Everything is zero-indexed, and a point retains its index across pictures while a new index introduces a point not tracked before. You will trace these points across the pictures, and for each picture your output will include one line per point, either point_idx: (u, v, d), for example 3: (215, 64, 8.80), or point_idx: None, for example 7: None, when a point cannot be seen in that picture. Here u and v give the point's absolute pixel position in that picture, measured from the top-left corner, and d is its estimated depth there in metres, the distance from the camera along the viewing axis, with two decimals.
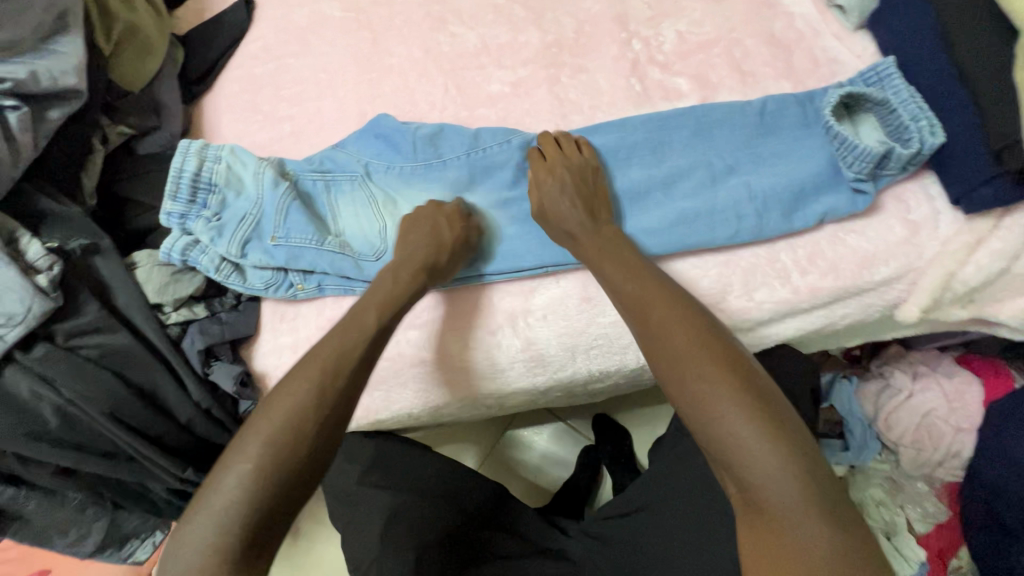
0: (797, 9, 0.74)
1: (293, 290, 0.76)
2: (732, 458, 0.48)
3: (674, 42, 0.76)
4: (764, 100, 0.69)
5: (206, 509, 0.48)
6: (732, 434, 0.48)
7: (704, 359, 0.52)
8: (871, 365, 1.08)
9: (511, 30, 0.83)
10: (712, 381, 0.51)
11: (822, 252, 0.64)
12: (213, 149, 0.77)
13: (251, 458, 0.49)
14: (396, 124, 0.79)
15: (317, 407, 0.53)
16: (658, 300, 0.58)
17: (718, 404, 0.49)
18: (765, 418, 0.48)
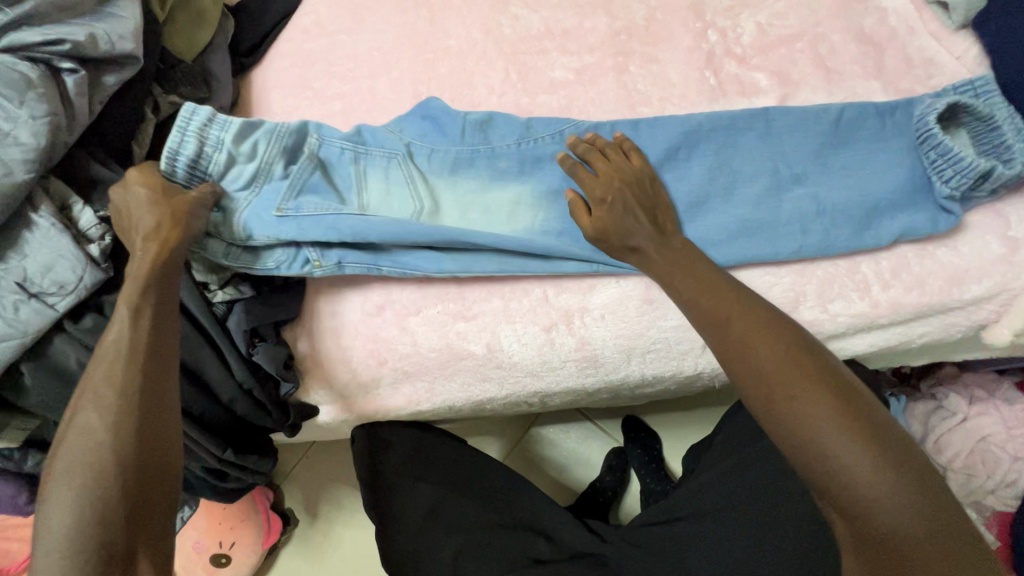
0: (890, 5, 0.69)
1: (310, 267, 0.70)
2: (839, 488, 0.46)
3: (753, 35, 0.72)
4: (843, 107, 0.65)
5: (44, 544, 0.44)
6: (840, 456, 0.46)
7: (801, 379, 0.50)
8: (921, 384, 1.04)
9: (577, 14, 0.80)
10: (806, 401, 0.49)
11: (908, 265, 0.61)
12: (219, 123, 0.67)
13: (67, 495, 0.45)
14: (442, 106, 0.76)
15: (89, 428, 0.47)
16: (740, 312, 0.54)
17: (822, 425, 0.47)
18: (875, 443, 0.47)
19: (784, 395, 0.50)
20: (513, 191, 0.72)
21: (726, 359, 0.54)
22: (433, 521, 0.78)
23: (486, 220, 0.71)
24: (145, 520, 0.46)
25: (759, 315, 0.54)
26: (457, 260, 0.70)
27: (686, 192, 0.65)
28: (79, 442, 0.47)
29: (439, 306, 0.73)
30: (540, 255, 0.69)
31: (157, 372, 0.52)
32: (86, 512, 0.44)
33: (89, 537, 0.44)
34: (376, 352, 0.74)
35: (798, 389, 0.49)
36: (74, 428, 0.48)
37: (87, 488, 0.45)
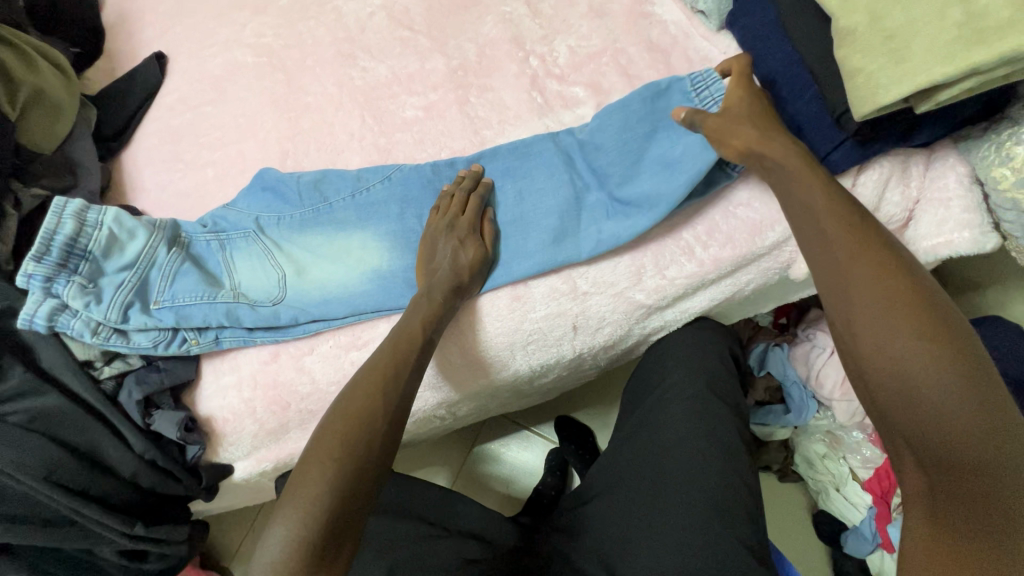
0: (669, 18, 0.83)
1: (187, 345, 0.74)
2: (923, 424, 0.47)
3: (566, 56, 0.83)
4: (610, 120, 0.76)
5: (293, 501, 0.54)
6: (930, 386, 0.47)
7: (911, 320, 0.50)
8: (797, 330, 1.16)
9: (418, 59, 0.89)
10: (906, 335, 0.49)
11: (718, 226, 0.72)
12: (95, 212, 0.73)
13: (315, 470, 0.55)
14: (279, 175, 0.82)
15: (389, 413, 0.60)
16: (869, 255, 0.53)
17: (911, 357, 0.49)
18: (972, 382, 0.47)
19: (887, 340, 0.50)
20: (354, 241, 0.78)
21: (842, 303, 0.54)
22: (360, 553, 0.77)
23: (335, 271, 0.77)
24: (376, 479, 0.58)
25: (889, 258, 0.53)
26: (315, 313, 0.76)
27: (501, 219, 0.75)
28: (388, 421, 0.59)
29: (330, 341, 0.77)
30: (386, 296, 0.76)
31: (403, 369, 0.63)
32: (348, 475, 0.55)
33: (346, 491, 0.55)
34: (277, 399, 0.77)
35: (914, 331, 0.49)
36: (375, 409, 0.60)
37: (349, 456, 0.56)
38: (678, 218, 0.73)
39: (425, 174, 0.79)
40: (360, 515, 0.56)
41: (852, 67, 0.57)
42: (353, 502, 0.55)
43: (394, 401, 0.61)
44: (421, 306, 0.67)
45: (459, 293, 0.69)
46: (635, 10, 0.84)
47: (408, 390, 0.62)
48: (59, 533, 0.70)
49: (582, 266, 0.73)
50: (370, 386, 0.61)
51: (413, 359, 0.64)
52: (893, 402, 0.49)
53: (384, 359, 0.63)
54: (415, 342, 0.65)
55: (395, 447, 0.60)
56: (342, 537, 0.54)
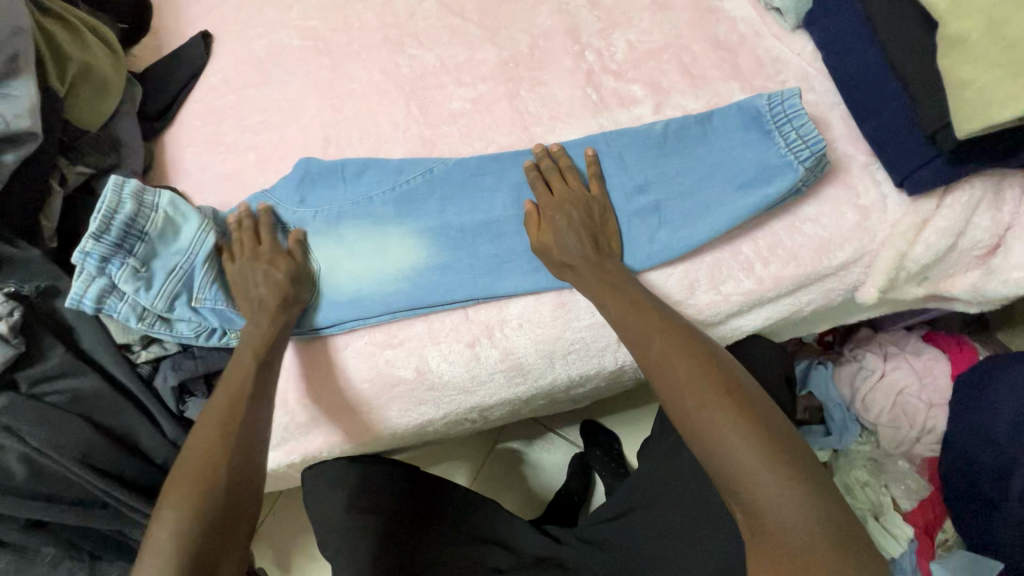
0: (739, 14, 0.77)
1: (227, 338, 0.73)
2: (732, 485, 0.51)
3: (625, 51, 0.79)
4: (668, 122, 0.71)
5: (150, 547, 0.53)
6: (729, 445, 0.51)
7: (708, 387, 0.54)
8: (844, 350, 1.10)
9: (468, 49, 0.85)
10: (704, 402, 0.53)
11: (781, 241, 0.67)
12: (150, 196, 0.70)
13: (172, 509, 0.54)
14: (321, 165, 0.79)
15: (215, 457, 0.58)
16: (657, 330, 0.60)
17: (713, 420, 0.52)
18: (769, 444, 0.51)
19: (686, 406, 0.54)
20: (392, 237, 0.76)
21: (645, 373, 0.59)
22: (389, 549, 0.77)
23: (372, 268, 0.75)
24: (237, 521, 0.57)
25: (673, 331, 0.60)
26: (350, 312, 0.74)
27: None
28: (221, 468, 0.57)
29: (365, 338, 0.75)
30: (424, 293, 0.73)
31: (234, 403, 0.62)
32: (189, 520, 0.54)
33: (197, 536, 0.53)
34: (310, 392, 0.75)
35: (706, 399, 0.54)
36: (200, 453, 0.58)
37: (196, 499, 0.55)
38: (739, 229, 0.68)
39: (468, 170, 0.76)
40: (222, 554, 0.54)
41: (960, 79, 0.54)
42: (200, 545, 0.53)
43: (231, 441, 0.59)
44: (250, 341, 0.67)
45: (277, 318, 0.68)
46: (702, 5, 0.79)
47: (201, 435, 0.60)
48: (91, 515, 0.70)
49: None
50: (207, 421, 0.61)
51: (242, 405, 0.62)
52: (713, 472, 0.52)
53: (224, 400, 0.63)
54: (232, 389, 0.63)
55: (249, 487, 0.59)
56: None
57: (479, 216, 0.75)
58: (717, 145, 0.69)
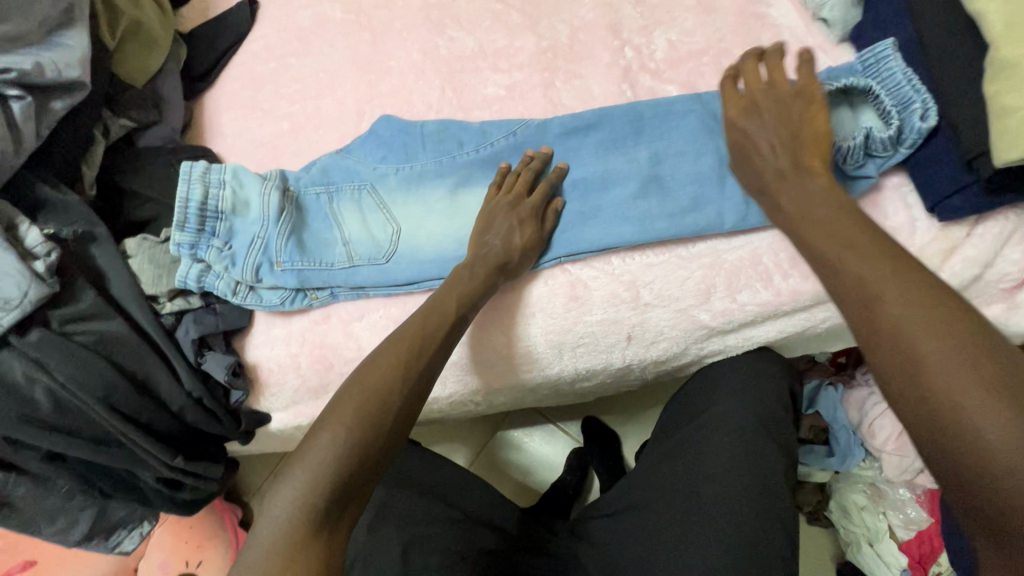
0: (784, 22, 0.76)
1: (308, 300, 0.77)
2: (965, 453, 0.37)
3: (665, 51, 0.78)
4: (767, 82, 0.71)
5: (304, 463, 0.51)
6: (975, 416, 0.38)
7: (967, 338, 0.40)
8: (855, 373, 1.09)
9: (508, 35, 0.86)
10: (957, 359, 0.40)
11: (803, 255, 0.66)
12: (217, 169, 0.77)
13: (338, 426, 0.53)
14: (404, 124, 0.82)
15: (391, 388, 0.57)
16: (897, 270, 0.45)
17: (947, 384, 0.39)
18: (989, 368, 0.39)
19: (909, 340, 0.42)
20: (466, 190, 0.78)
21: (865, 325, 0.45)
22: (382, 520, 0.77)
23: (447, 226, 0.77)
24: (384, 447, 0.55)
25: (911, 266, 0.45)
26: (430, 269, 0.75)
27: (574, 212, 0.72)
28: (402, 395, 0.57)
29: (381, 310, 0.77)
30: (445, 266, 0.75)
31: (416, 346, 0.60)
32: (347, 443, 0.52)
33: (348, 461, 0.52)
34: (322, 358, 0.78)
35: (927, 321, 0.42)
36: (384, 386, 0.57)
37: (362, 425, 0.54)
38: (759, 240, 0.68)
39: (551, 130, 0.77)
40: (369, 478, 0.53)
41: (1004, 105, 0.53)
42: (355, 468, 0.52)
43: (412, 380, 0.58)
44: (455, 280, 0.67)
45: (493, 272, 0.67)
46: (747, 9, 0.78)
47: (377, 367, 0.58)
48: (108, 453, 0.73)
49: (647, 276, 0.70)
50: (393, 354, 0.59)
51: (425, 343, 0.61)
52: (951, 468, 0.38)
53: (408, 334, 0.61)
54: (420, 325, 0.62)
55: (412, 420, 0.58)
56: (345, 499, 0.51)
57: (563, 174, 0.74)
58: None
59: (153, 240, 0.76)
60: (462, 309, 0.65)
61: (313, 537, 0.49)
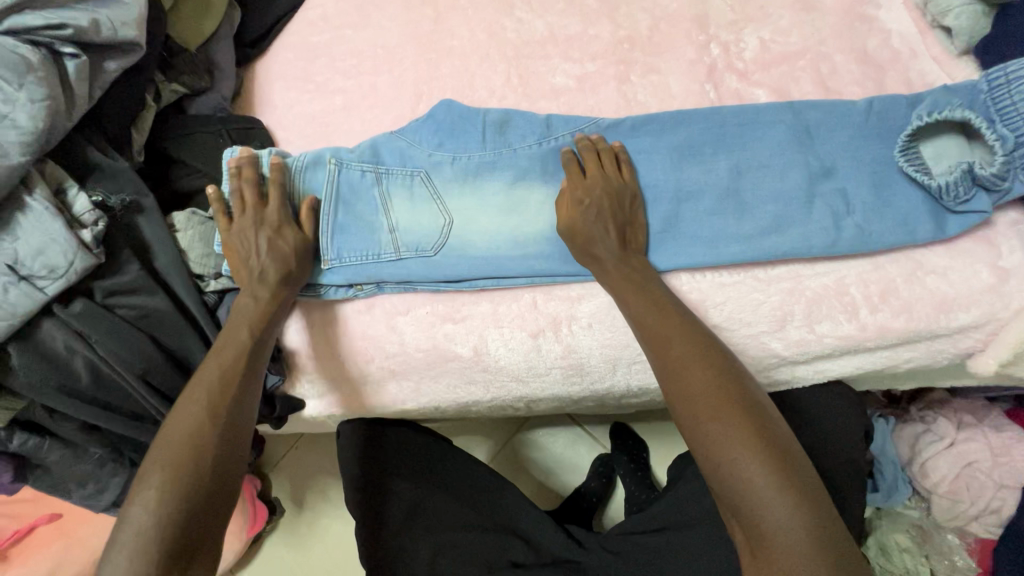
0: (895, 27, 0.69)
1: (353, 290, 0.74)
2: (743, 502, 0.50)
3: (755, 50, 0.72)
4: (871, 99, 0.65)
5: (123, 540, 0.53)
6: (751, 471, 0.50)
7: (722, 397, 0.54)
8: (911, 407, 1.03)
9: (582, 21, 0.80)
10: (723, 421, 0.53)
11: (896, 289, 0.61)
12: (268, 149, 0.74)
13: (147, 498, 0.54)
14: (464, 110, 0.76)
15: (208, 439, 0.58)
16: (680, 333, 0.59)
17: (721, 435, 0.52)
18: (775, 458, 0.50)
19: (694, 408, 0.54)
20: (522, 185, 0.72)
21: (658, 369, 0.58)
22: (413, 521, 0.78)
23: (504, 224, 0.71)
24: (221, 501, 0.57)
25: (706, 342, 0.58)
26: (483, 269, 0.70)
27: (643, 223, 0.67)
28: (197, 457, 0.56)
29: (428, 306, 0.73)
30: (498, 268, 0.70)
31: (215, 399, 0.60)
32: (169, 497, 0.54)
33: (156, 530, 0.52)
34: (364, 350, 0.75)
35: (713, 406, 0.54)
36: (192, 439, 0.57)
37: (172, 490, 0.54)
38: (848, 267, 0.62)
39: (623, 129, 0.70)
40: (206, 526, 0.55)
41: None
42: (194, 522, 0.54)
43: (207, 432, 0.58)
44: (246, 321, 0.65)
45: (263, 316, 0.66)
46: (853, 10, 0.71)
47: (186, 416, 0.58)
48: (144, 429, 0.71)
49: (719, 296, 0.64)
50: (191, 407, 0.59)
51: (229, 394, 0.60)
52: (726, 496, 0.51)
53: (207, 380, 0.61)
54: (224, 374, 0.61)
55: (229, 484, 0.58)
56: (189, 547, 0.54)
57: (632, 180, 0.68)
58: (840, 179, 0.63)
59: (200, 215, 0.74)
60: (254, 359, 0.64)
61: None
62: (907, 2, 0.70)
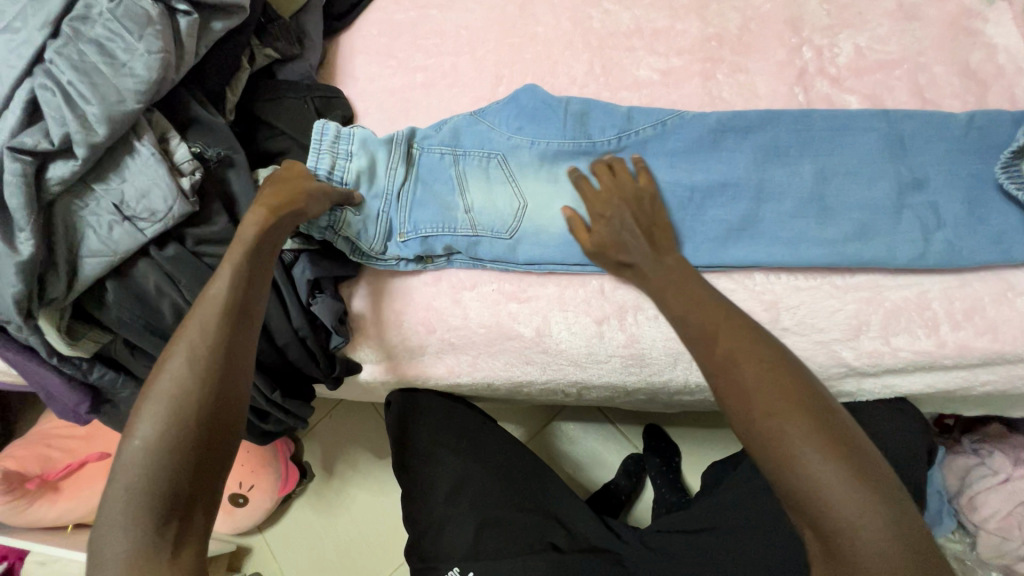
0: (1001, 42, 0.68)
1: (423, 263, 0.77)
2: (812, 507, 0.44)
3: (850, 56, 0.71)
4: (972, 113, 0.64)
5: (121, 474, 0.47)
6: (819, 473, 0.44)
7: (784, 395, 0.48)
8: (963, 438, 1.00)
9: (670, 16, 0.80)
10: (788, 418, 0.46)
11: (983, 309, 0.60)
12: (345, 138, 0.74)
13: (147, 432, 0.47)
14: (546, 95, 0.76)
15: (199, 389, 0.49)
16: (732, 326, 0.52)
17: (790, 434, 0.46)
18: (850, 460, 0.45)
19: (754, 405, 0.48)
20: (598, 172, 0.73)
21: (707, 370, 0.52)
22: (459, 494, 0.80)
23: (580, 211, 0.72)
24: (223, 446, 0.50)
25: (756, 334, 0.52)
26: (553, 254, 0.72)
27: (722, 220, 0.67)
28: (201, 388, 0.49)
29: (494, 284, 0.75)
30: (569, 252, 0.71)
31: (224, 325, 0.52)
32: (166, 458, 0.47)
33: (157, 469, 0.46)
34: (426, 320, 0.76)
35: (773, 403, 0.47)
36: (183, 389, 0.49)
37: (176, 427, 0.48)
38: (929, 283, 0.62)
39: (709, 125, 0.70)
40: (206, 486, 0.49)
41: None
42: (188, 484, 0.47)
43: (215, 366, 0.50)
44: (231, 260, 0.55)
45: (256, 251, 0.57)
46: (956, 23, 0.69)
47: (176, 366, 0.50)
48: None
49: (794, 300, 0.64)
50: (195, 331, 0.51)
51: (222, 338, 0.51)
52: (787, 498, 0.46)
53: (213, 304, 0.53)
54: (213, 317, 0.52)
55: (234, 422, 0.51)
56: (182, 508, 0.47)
57: (713, 177, 0.68)
58: (931, 192, 0.63)
59: None
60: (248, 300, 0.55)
61: (158, 559, 0.46)
62: (1017, 17, 0.68)
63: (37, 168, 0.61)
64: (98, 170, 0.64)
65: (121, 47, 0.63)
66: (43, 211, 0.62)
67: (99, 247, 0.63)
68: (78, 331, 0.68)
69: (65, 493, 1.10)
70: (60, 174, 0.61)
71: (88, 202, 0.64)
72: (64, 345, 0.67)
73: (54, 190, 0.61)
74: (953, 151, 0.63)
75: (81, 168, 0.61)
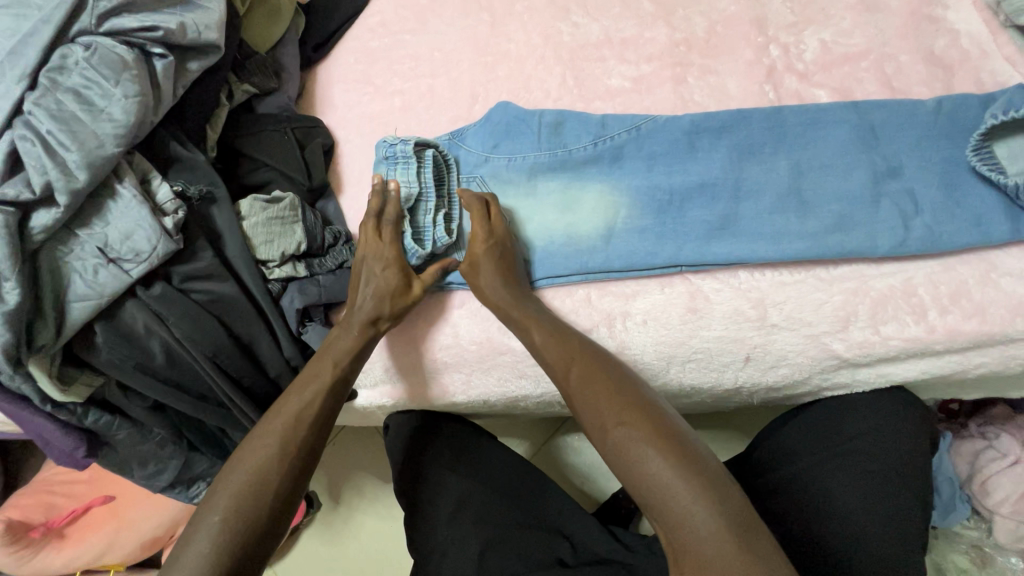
0: (963, 27, 0.69)
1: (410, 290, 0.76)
2: (652, 497, 0.52)
3: (816, 52, 0.72)
4: (939, 99, 0.65)
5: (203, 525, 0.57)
6: (652, 467, 0.53)
7: (627, 407, 0.57)
8: (969, 423, 0.98)
9: (638, 24, 0.81)
10: (631, 425, 0.56)
11: (968, 292, 0.60)
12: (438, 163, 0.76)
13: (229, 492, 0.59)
14: (520, 111, 0.77)
15: (276, 464, 0.61)
16: (582, 355, 0.62)
17: (631, 438, 0.55)
18: (671, 446, 0.53)
19: (613, 423, 0.57)
20: (577, 183, 0.73)
21: (569, 398, 0.62)
22: (462, 512, 0.79)
23: (561, 222, 0.72)
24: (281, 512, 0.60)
25: (601, 355, 0.63)
26: (536, 268, 0.71)
27: (702, 221, 0.68)
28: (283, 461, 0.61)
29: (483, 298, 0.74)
30: (551, 266, 0.71)
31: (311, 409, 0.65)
32: (235, 519, 0.57)
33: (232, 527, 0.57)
34: (416, 342, 0.76)
35: (621, 414, 0.57)
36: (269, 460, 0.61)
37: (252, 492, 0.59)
38: (913, 270, 0.62)
39: (683, 128, 0.70)
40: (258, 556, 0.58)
41: None
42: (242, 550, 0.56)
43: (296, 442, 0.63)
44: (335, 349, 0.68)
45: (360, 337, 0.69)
46: (919, 12, 0.71)
47: (266, 439, 0.62)
48: (209, 410, 0.76)
49: (780, 295, 0.64)
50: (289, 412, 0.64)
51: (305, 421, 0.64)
52: (642, 496, 0.53)
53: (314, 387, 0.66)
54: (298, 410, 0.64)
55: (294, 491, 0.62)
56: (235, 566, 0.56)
57: (690, 178, 0.69)
58: (906, 178, 0.63)
59: (263, 201, 0.75)
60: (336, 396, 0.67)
61: None
62: (975, 3, 0.70)
63: (20, 219, 0.61)
64: (81, 216, 0.64)
65: (98, 94, 0.65)
66: (29, 260, 0.62)
67: (87, 291, 0.64)
68: (70, 377, 0.68)
69: (70, 540, 1.09)
70: (42, 222, 0.61)
71: (73, 247, 0.64)
72: (55, 392, 0.67)
73: (38, 238, 0.62)
74: (923, 138, 0.64)
75: (64, 215, 0.62)
